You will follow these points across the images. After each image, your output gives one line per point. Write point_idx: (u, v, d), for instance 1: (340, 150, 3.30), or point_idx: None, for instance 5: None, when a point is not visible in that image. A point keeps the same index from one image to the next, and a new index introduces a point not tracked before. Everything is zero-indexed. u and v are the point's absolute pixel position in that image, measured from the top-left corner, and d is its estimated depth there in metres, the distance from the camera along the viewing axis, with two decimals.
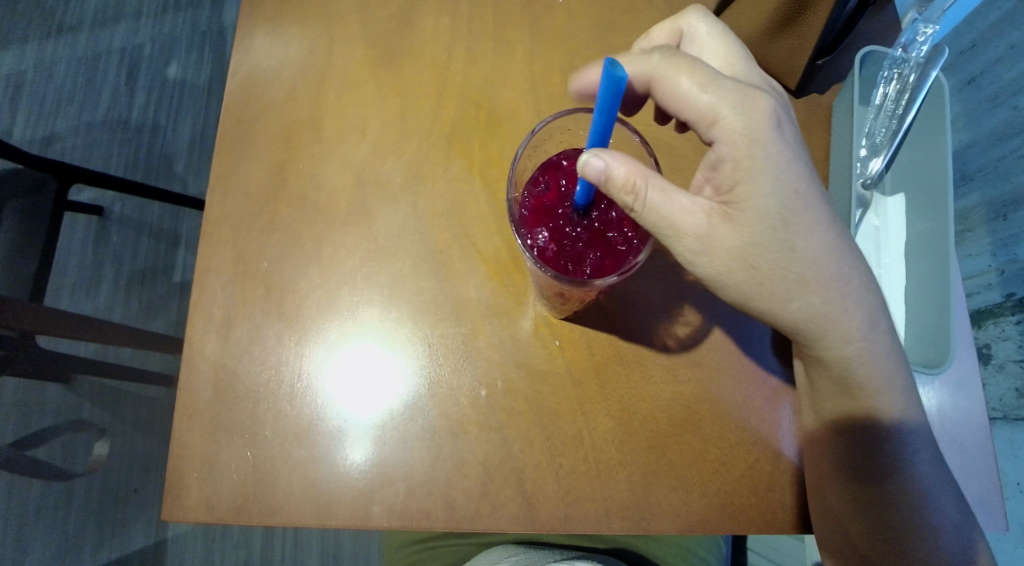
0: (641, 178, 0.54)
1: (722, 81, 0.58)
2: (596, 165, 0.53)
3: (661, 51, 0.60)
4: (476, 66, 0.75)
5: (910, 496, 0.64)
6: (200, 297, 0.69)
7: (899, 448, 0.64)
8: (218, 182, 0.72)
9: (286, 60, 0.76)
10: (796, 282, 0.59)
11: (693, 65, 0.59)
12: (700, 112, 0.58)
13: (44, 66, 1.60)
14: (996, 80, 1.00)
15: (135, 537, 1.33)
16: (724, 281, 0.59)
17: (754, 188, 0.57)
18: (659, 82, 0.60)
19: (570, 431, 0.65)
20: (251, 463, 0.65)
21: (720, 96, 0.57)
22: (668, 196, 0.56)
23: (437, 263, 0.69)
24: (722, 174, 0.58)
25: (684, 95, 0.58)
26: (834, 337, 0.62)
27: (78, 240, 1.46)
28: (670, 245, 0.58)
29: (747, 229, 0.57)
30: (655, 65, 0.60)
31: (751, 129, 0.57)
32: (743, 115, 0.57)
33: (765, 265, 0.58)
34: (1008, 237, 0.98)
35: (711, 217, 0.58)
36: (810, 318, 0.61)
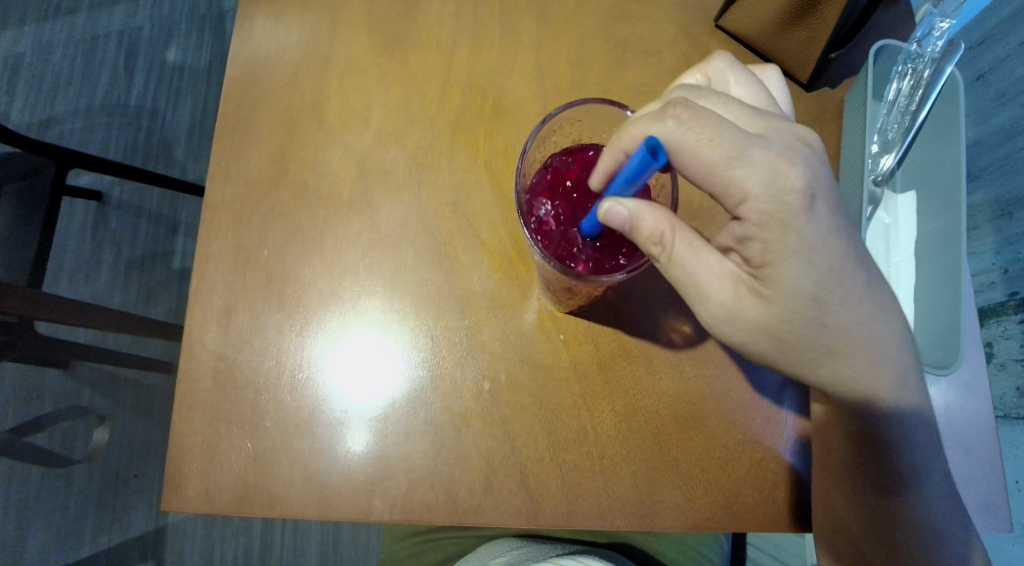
0: (668, 230, 0.55)
1: (751, 154, 0.53)
2: (618, 213, 0.53)
3: (678, 112, 0.54)
4: (481, 55, 0.74)
5: (918, 495, 0.63)
6: (199, 286, 0.68)
7: (912, 441, 0.62)
8: (218, 168, 0.71)
9: (289, 45, 0.74)
10: (825, 353, 0.58)
11: (719, 132, 0.53)
12: (726, 189, 0.54)
13: (42, 47, 1.57)
14: (1006, 76, 0.99)
15: (135, 522, 1.34)
16: (743, 319, 0.58)
17: (784, 270, 0.55)
18: (679, 151, 0.54)
19: (575, 426, 0.65)
20: (251, 455, 0.65)
21: (748, 175, 0.53)
22: (694, 253, 0.57)
23: (440, 254, 0.69)
24: (751, 250, 0.56)
25: (700, 152, 0.53)
26: (861, 391, 0.60)
27: (76, 225, 1.45)
28: (697, 308, 0.59)
29: (776, 306, 0.57)
30: (672, 133, 0.54)
31: (780, 211, 0.53)
32: (771, 193, 0.53)
33: (783, 314, 0.57)
34: (1013, 236, 0.97)
35: (738, 287, 0.58)
36: (836, 383, 0.60)
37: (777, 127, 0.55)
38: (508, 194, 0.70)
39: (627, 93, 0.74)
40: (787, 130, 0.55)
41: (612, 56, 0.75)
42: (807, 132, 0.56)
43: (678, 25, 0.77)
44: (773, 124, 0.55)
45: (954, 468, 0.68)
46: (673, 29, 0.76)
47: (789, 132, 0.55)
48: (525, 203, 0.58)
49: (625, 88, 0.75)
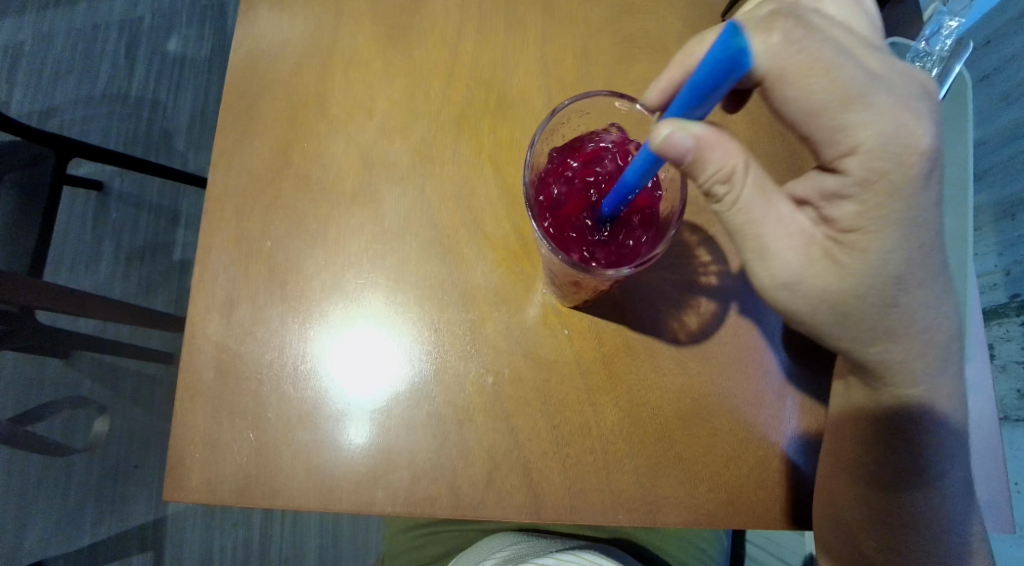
0: (740, 165, 0.53)
1: (872, 98, 0.51)
2: (679, 140, 0.50)
3: (787, 26, 0.51)
4: (487, 47, 0.73)
5: (924, 499, 0.64)
6: (201, 276, 0.68)
7: (935, 445, 0.63)
8: (220, 158, 0.70)
9: (292, 36, 0.74)
10: (882, 333, 0.59)
11: (837, 65, 0.51)
12: (833, 136, 0.52)
13: (42, 36, 1.56)
14: (1010, 77, 0.98)
15: (134, 513, 1.34)
16: (797, 305, 0.58)
17: (870, 239, 0.55)
18: (779, 78, 0.52)
19: (578, 421, 0.65)
20: (253, 446, 0.64)
21: (863, 123, 0.51)
22: (762, 199, 0.55)
23: (444, 247, 0.68)
24: (839, 208, 0.55)
25: (816, 104, 0.52)
26: (903, 380, 0.62)
27: (77, 214, 1.44)
28: (754, 266, 0.58)
29: (851, 270, 0.56)
30: (779, 50, 0.51)
31: (894, 173, 0.53)
32: (889, 150, 0.52)
33: (854, 287, 0.56)
34: (1015, 237, 0.97)
35: (812, 247, 0.56)
36: (886, 363, 0.61)
37: (895, 69, 0.53)
38: (513, 188, 0.70)
39: (633, 88, 0.74)
40: (908, 79, 0.53)
41: (618, 50, 0.74)
42: (926, 79, 0.54)
43: (684, 19, 0.76)
44: (893, 66, 0.53)
45: None
46: (679, 23, 0.76)
47: (912, 80, 0.53)
48: (532, 196, 0.57)
49: (631, 82, 0.74)
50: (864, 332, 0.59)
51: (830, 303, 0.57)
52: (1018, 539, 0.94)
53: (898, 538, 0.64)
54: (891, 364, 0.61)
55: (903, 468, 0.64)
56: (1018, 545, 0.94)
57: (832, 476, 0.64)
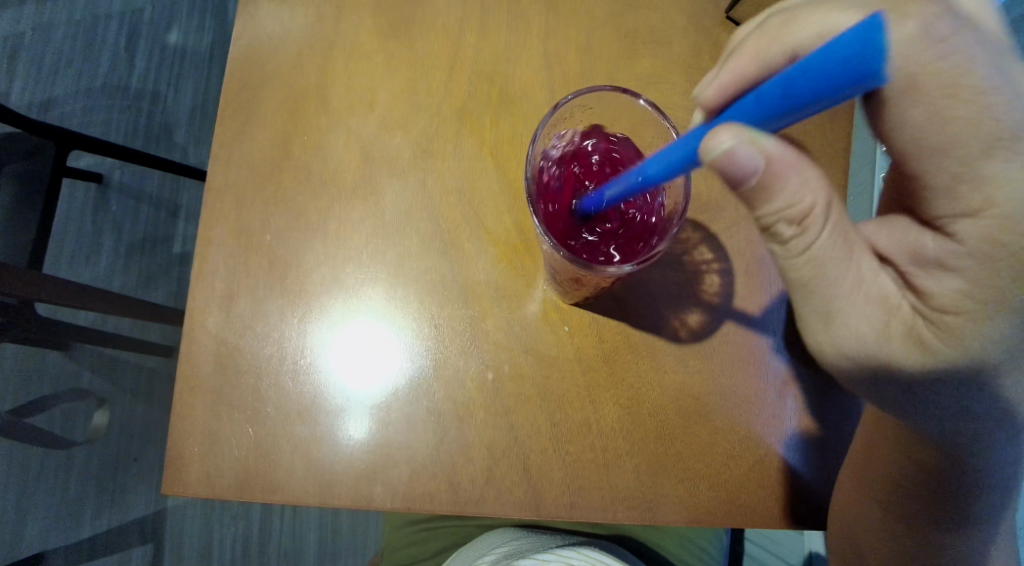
0: (820, 206, 0.46)
1: (1022, 143, 0.44)
2: (745, 157, 0.42)
3: (940, 22, 0.42)
4: (489, 41, 0.73)
5: (970, 550, 0.62)
6: (201, 269, 0.67)
7: (992, 506, 0.60)
8: (220, 151, 0.70)
9: (292, 28, 0.73)
10: (987, 389, 0.52)
11: (982, 84, 0.43)
12: (953, 186, 0.46)
13: (42, 26, 1.56)
14: None
15: (135, 505, 1.34)
16: (890, 364, 0.52)
17: (972, 323, 0.48)
18: (906, 96, 0.44)
19: (578, 418, 0.65)
20: (252, 440, 0.64)
21: (1004, 171, 0.44)
22: (845, 270, 0.50)
23: (445, 242, 0.68)
24: (932, 279, 0.49)
25: (927, 132, 0.45)
26: (982, 451, 0.57)
27: (77, 206, 1.44)
28: (817, 327, 0.54)
29: (941, 350, 0.50)
30: (915, 52, 0.42)
31: (1020, 250, 0.45)
32: (1023, 218, 0.45)
33: (948, 363, 0.50)
34: None
35: (890, 320, 0.51)
36: (977, 433, 0.55)
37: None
38: (515, 184, 0.70)
39: (636, 83, 0.73)
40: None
41: (621, 45, 0.74)
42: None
43: (688, 14, 0.76)
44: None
45: None
46: (683, 18, 0.75)
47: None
48: (533, 192, 0.57)
49: (634, 78, 0.74)
50: (921, 403, 0.54)
51: (907, 372, 0.52)
52: None
53: None
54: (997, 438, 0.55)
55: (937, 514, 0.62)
56: None
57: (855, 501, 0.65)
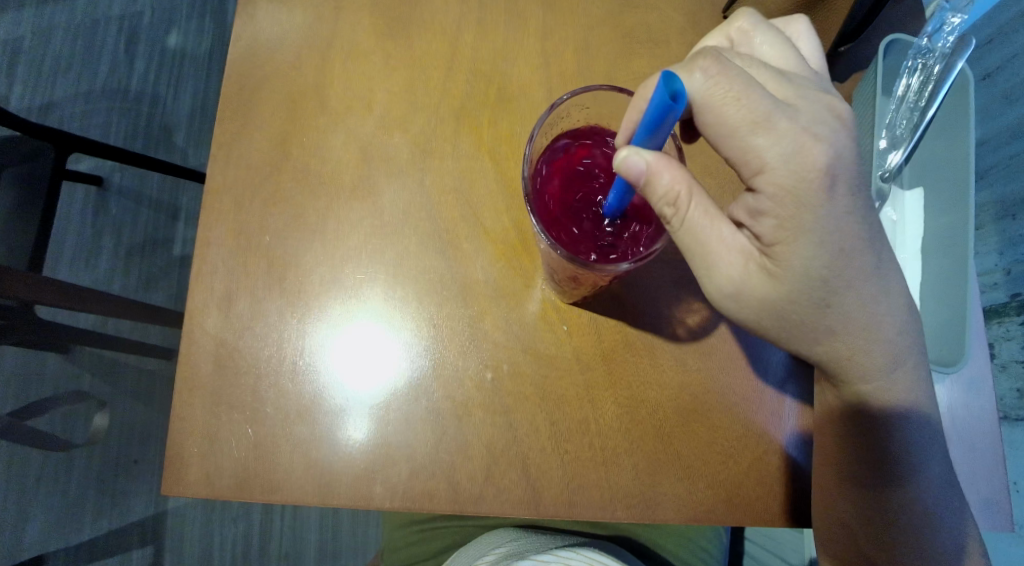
0: (684, 190, 0.54)
1: (777, 122, 0.52)
2: (636, 167, 0.52)
3: (706, 62, 0.54)
4: (487, 40, 0.73)
5: (913, 504, 0.64)
6: (200, 269, 0.67)
7: (910, 448, 0.63)
8: (220, 151, 0.70)
9: (291, 29, 0.73)
10: (822, 332, 0.59)
11: (746, 93, 0.53)
12: (744, 155, 0.54)
13: (42, 30, 1.56)
14: (1012, 76, 0.97)
15: (136, 507, 1.34)
16: (757, 326, 0.60)
17: (796, 249, 0.55)
18: (703, 106, 0.55)
19: (577, 417, 0.65)
20: (252, 440, 0.64)
21: (770, 144, 0.53)
22: (707, 221, 0.56)
23: (444, 242, 0.68)
24: (762, 224, 0.56)
25: (725, 123, 0.54)
26: (849, 376, 0.62)
27: (77, 209, 1.44)
28: (702, 281, 0.59)
29: (789, 282, 0.56)
30: (694, 81, 0.54)
31: (797, 189, 0.53)
32: (793, 166, 0.53)
33: (793, 293, 0.57)
34: (1015, 237, 0.97)
35: (748, 264, 0.57)
36: (831, 360, 0.61)
37: (805, 96, 0.54)
38: (513, 184, 0.70)
39: (633, 82, 0.74)
40: (818, 101, 0.54)
41: (619, 45, 0.74)
42: (839, 104, 0.55)
43: (685, 14, 0.76)
44: (803, 93, 0.55)
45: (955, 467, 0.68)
46: (681, 18, 0.76)
47: (821, 104, 0.54)
48: (530, 190, 0.57)
49: (632, 77, 0.74)
50: (805, 343, 0.60)
51: (764, 310, 0.58)
52: (1016, 538, 0.94)
53: (890, 543, 0.65)
54: (842, 359, 0.61)
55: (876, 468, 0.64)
56: (1016, 543, 0.94)
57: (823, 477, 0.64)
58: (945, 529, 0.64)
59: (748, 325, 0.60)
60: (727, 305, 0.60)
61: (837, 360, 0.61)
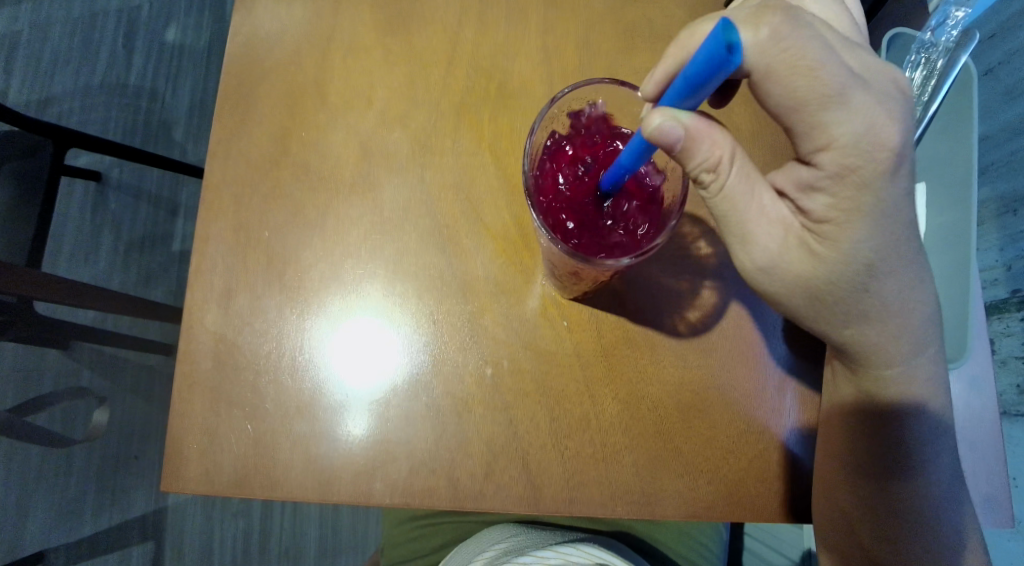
0: (726, 156, 0.53)
1: (851, 98, 0.50)
2: (670, 130, 0.50)
3: (777, 24, 0.50)
4: (487, 35, 0.73)
5: (915, 500, 0.64)
6: (199, 265, 0.67)
7: (909, 441, 0.64)
8: (218, 147, 0.70)
9: (290, 23, 0.73)
10: (859, 316, 0.59)
11: (820, 63, 0.50)
12: (812, 131, 0.52)
13: (40, 24, 1.55)
14: (1015, 71, 0.97)
15: (136, 503, 1.34)
16: (790, 301, 0.60)
17: (847, 229, 0.55)
18: (767, 76, 0.51)
19: (577, 413, 0.65)
20: (251, 436, 0.64)
21: (840, 121, 0.51)
22: (747, 188, 0.55)
23: (443, 238, 0.68)
24: (813, 199, 0.55)
25: (796, 98, 0.51)
26: (889, 358, 0.62)
27: (76, 205, 1.44)
28: (735, 249, 0.59)
29: (828, 260, 0.56)
30: (767, 47, 0.50)
31: (860, 169, 0.52)
32: (863, 147, 0.51)
33: (834, 271, 0.57)
34: (1016, 233, 0.97)
35: (788, 236, 0.57)
36: (874, 345, 0.61)
37: (872, 68, 0.52)
38: (514, 179, 0.70)
39: (634, 77, 0.73)
40: (884, 75, 0.52)
41: (620, 40, 0.74)
42: (901, 77, 0.53)
43: (687, 8, 0.75)
44: (872, 64, 0.52)
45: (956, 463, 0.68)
46: (682, 12, 0.75)
47: (886, 77, 0.52)
48: (531, 185, 0.57)
49: (633, 72, 0.73)
50: (844, 320, 0.60)
51: (801, 287, 0.58)
52: (1016, 533, 0.94)
53: (891, 538, 0.65)
54: (885, 337, 0.61)
55: (879, 459, 0.64)
56: (1015, 539, 0.94)
57: (827, 466, 0.64)
58: (946, 523, 0.64)
59: (779, 298, 0.60)
60: (760, 281, 0.59)
61: (881, 339, 0.61)
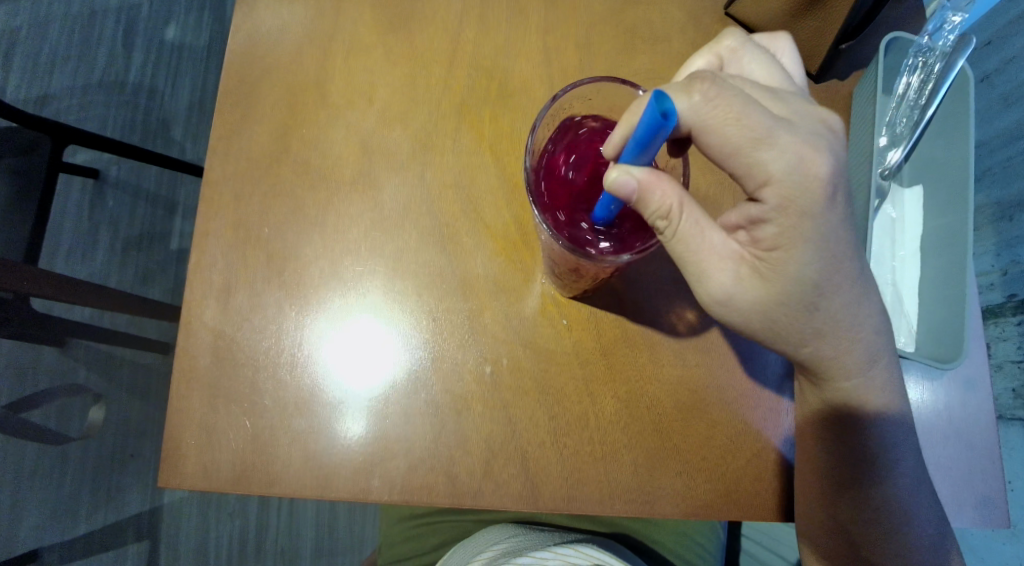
0: (676, 205, 0.53)
1: (778, 138, 0.52)
2: (625, 184, 0.51)
3: (704, 87, 0.54)
4: (489, 36, 0.73)
5: (903, 502, 0.65)
6: (199, 261, 0.67)
7: (901, 442, 0.64)
8: (218, 144, 0.70)
9: (291, 21, 0.73)
10: (811, 334, 0.60)
11: (746, 113, 0.52)
12: (750, 170, 0.53)
13: (38, 21, 1.55)
14: (1011, 78, 0.97)
15: (131, 501, 1.33)
16: (744, 328, 0.60)
17: (791, 256, 0.55)
18: (702, 130, 0.54)
19: (576, 411, 0.65)
20: (249, 432, 0.64)
21: (774, 158, 0.52)
22: (698, 231, 0.56)
23: (444, 236, 0.68)
24: (762, 230, 0.55)
25: (733, 149, 0.53)
26: (836, 374, 0.62)
27: (73, 202, 1.43)
28: (693, 284, 0.59)
29: (774, 286, 0.57)
30: (698, 107, 0.54)
31: (802, 198, 0.53)
32: (796, 178, 0.53)
33: (779, 298, 0.57)
34: (1012, 238, 0.97)
35: (740, 267, 0.58)
36: (817, 362, 0.61)
37: (802, 111, 0.55)
38: (514, 178, 0.70)
39: (635, 78, 0.74)
40: (809, 116, 0.55)
41: (621, 40, 0.74)
42: (831, 117, 0.55)
43: (687, 11, 0.76)
44: (796, 108, 0.55)
45: (953, 464, 0.68)
46: (681, 14, 0.76)
47: (813, 118, 0.55)
48: (534, 182, 0.57)
49: (634, 73, 0.74)
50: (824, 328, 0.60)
51: (753, 314, 0.59)
52: (1010, 537, 0.95)
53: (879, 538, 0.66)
54: (821, 358, 0.61)
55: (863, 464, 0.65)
56: (1011, 542, 0.95)
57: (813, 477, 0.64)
58: (933, 528, 0.65)
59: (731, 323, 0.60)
60: (709, 306, 0.60)
61: (816, 358, 0.61)
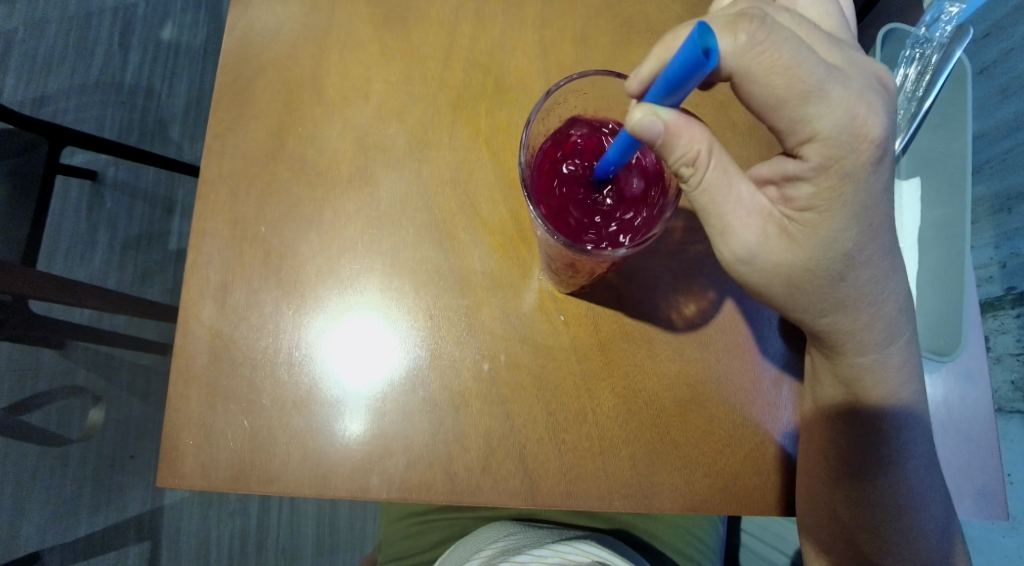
0: (704, 151, 0.53)
1: (829, 92, 0.51)
2: (651, 126, 0.50)
3: (752, 29, 0.51)
4: (486, 31, 0.73)
5: (900, 494, 0.65)
6: (195, 260, 0.67)
7: (898, 435, 0.64)
8: (214, 142, 0.70)
9: (286, 18, 0.73)
10: (832, 303, 0.60)
11: (797, 61, 0.51)
12: (794, 125, 0.53)
13: (34, 23, 1.55)
14: (1010, 70, 0.97)
15: (132, 501, 1.33)
16: (767, 291, 0.60)
17: (826, 216, 0.56)
18: (746, 78, 0.52)
19: (574, 407, 0.65)
20: (248, 431, 0.64)
21: (823, 114, 0.52)
22: (724, 181, 0.56)
23: (441, 232, 0.68)
24: (797, 189, 0.56)
25: (782, 101, 0.52)
26: (854, 348, 0.63)
27: (71, 203, 1.43)
28: (716, 242, 0.59)
29: (802, 245, 0.57)
30: (744, 51, 0.51)
31: (845, 157, 0.53)
32: (843, 136, 0.52)
33: (808, 254, 0.57)
34: (1011, 231, 0.97)
35: (768, 225, 0.57)
36: (838, 329, 0.62)
37: (855, 61, 0.54)
38: (510, 172, 0.70)
39: (632, 71, 0.73)
40: (865, 68, 0.54)
41: (617, 33, 0.74)
42: (881, 70, 0.55)
43: (684, 4, 0.76)
44: (852, 59, 0.54)
45: (951, 456, 0.68)
46: (679, 7, 0.75)
47: (867, 71, 0.54)
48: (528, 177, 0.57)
49: (631, 67, 0.74)
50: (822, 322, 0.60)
51: (776, 274, 0.59)
52: (1010, 529, 0.95)
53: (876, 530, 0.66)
54: (847, 324, 0.62)
55: (857, 454, 0.65)
56: (1010, 535, 0.95)
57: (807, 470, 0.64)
58: (927, 519, 0.65)
59: (759, 284, 0.60)
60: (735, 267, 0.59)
61: (840, 327, 0.62)
